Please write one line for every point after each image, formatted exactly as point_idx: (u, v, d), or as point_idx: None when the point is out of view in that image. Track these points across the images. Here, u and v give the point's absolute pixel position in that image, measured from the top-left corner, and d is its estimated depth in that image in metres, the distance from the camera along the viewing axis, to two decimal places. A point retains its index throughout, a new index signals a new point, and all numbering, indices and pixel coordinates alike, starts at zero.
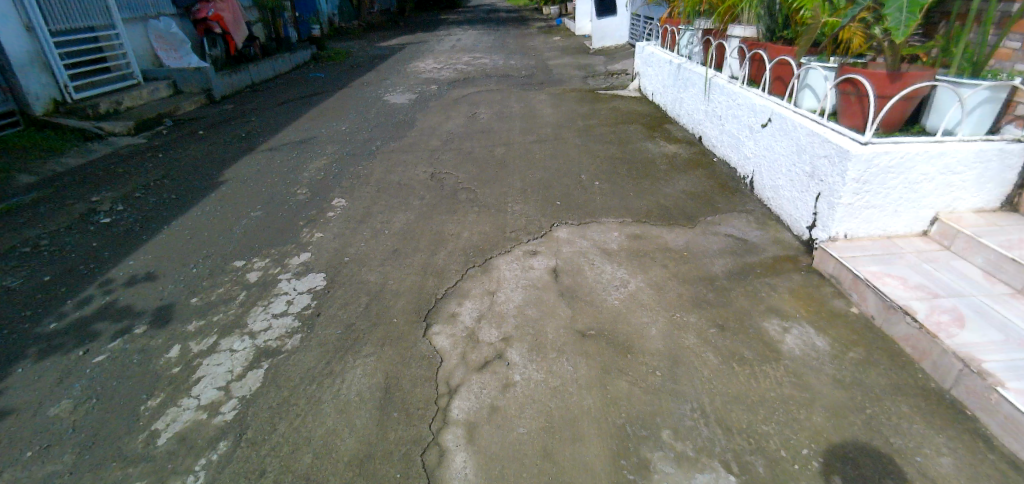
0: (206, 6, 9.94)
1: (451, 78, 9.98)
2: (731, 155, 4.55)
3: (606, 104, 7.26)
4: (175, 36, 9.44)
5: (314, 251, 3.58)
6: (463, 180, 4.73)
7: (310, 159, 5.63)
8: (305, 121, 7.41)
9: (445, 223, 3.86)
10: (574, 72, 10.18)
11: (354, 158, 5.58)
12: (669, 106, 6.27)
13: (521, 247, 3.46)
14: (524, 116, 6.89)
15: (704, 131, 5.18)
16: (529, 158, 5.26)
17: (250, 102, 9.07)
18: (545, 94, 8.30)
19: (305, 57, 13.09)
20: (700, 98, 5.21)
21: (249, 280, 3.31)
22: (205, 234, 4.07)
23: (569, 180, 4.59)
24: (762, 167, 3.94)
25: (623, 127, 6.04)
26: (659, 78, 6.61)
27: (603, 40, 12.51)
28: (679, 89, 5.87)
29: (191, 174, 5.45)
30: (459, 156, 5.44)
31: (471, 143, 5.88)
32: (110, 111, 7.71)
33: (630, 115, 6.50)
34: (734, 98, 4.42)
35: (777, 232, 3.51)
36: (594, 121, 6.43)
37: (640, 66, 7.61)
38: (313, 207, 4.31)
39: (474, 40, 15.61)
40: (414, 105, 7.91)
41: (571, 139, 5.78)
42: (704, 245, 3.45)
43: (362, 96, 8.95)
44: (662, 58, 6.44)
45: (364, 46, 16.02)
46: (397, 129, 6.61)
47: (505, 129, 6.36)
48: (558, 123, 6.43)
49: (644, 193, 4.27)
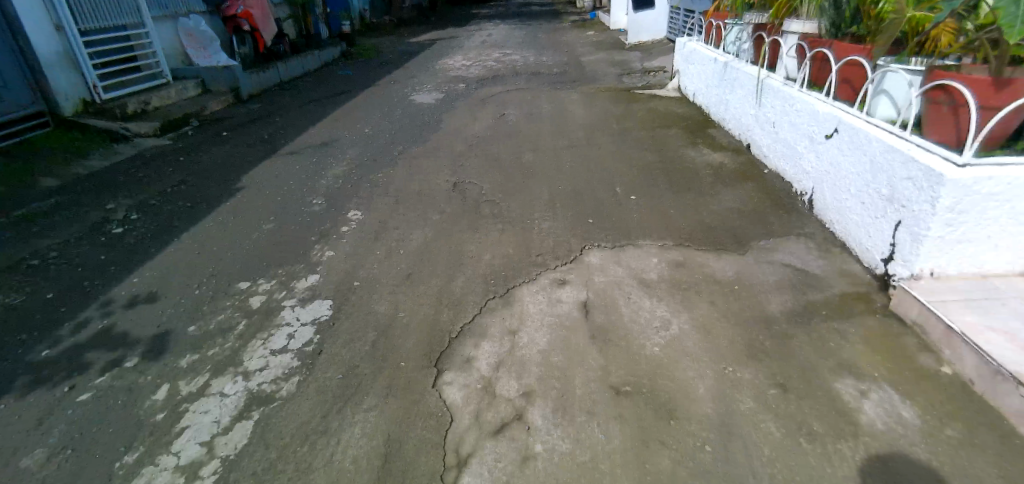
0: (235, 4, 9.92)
1: (480, 76, 9.63)
2: (786, 167, 4.06)
3: (643, 105, 6.79)
4: (205, 34, 9.44)
5: (323, 273, 3.28)
6: (487, 191, 4.38)
7: (329, 164, 5.39)
8: (329, 122, 7.22)
9: (465, 242, 3.52)
10: (608, 69, 9.70)
11: (376, 164, 5.31)
12: (713, 108, 5.77)
13: (547, 275, 3.09)
14: (555, 118, 6.49)
15: (753, 138, 4.69)
16: (559, 166, 4.87)
17: (277, 102, 8.97)
18: (578, 93, 7.88)
19: (335, 54, 13.03)
20: (750, 101, 4.71)
21: (251, 306, 3.03)
22: (213, 247, 3.83)
23: (603, 192, 4.18)
24: (825, 184, 3.46)
25: (662, 132, 5.59)
26: (702, 77, 6.11)
27: (639, 35, 11.94)
28: (725, 90, 5.37)
29: (208, 179, 5.27)
30: (484, 163, 5.09)
31: (498, 147, 5.52)
32: (138, 111, 7.72)
33: (669, 118, 6.04)
34: (790, 103, 3.93)
35: (844, 263, 3.09)
36: (631, 123, 5.99)
37: (680, 64, 7.09)
38: (328, 220, 4.05)
39: (506, 35, 15.23)
40: (440, 105, 7.62)
41: (606, 144, 5.36)
42: (758, 278, 3.02)
43: (389, 95, 8.72)
44: (705, 55, 5.93)
45: (395, 42, 15.85)
46: (421, 132, 6.32)
47: (535, 131, 5.97)
48: (592, 126, 6.01)
49: (689, 209, 3.83)
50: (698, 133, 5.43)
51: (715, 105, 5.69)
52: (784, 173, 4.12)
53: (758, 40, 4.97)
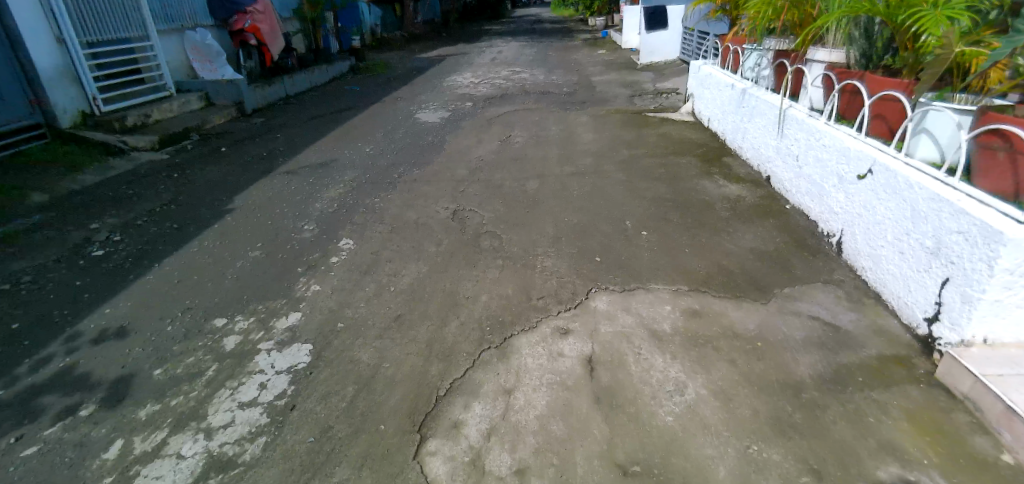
0: (242, 18, 9.81)
1: (487, 95, 9.46)
2: (810, 204, 3.83)
3: (654, 130, 6.56)
4: (211, 48, 9.33)
5: (306, 311, 3.02)
6: (488, 222, 4.15)
7: (326, 187, 5.19)
8: (330, 141, 7.04)
9: (462, 280, 3.27)
10: (619, 90, 9.48)
11: (374, 187, 5.10)
12: (729, 135, 5.54)
13: (548, 322, 2.82)
14: (563, 142, 6.26)
15: (773, 170, 4.46)
16: (565, 195, 4.62)
17: (281, 117, 8.84)
18: (586, 115, 7.67)
19: (343, 69, 12.99)
20: (770, 131, 4.48)
21: (225, 349, 2.76)
22: (194, 277, 3.60)
23: (611, 226, 3.93)
24: (856, 226, 3.22)
25: (674, 160, 5.34)
26: (717, 103, 5.88)
27: (652, 56, 11.72)
28: (743, 117, 5.14)
29: (201, 201, 5.08)
30: (487, 190, 4.86)
31: (502, 173, 5.30)
32: (138, 124, 7.54)
33: (681, 145, 5.79)
34: (817, 137, 3.70)
35: (879, 318, 2.84)
36: (641, 150, 5.75)
37: (695, 87, 6.85)
38: (318, 250, 3.82)
39: (516, 53, 15.12)
40: (445, 125, 7.43)
41: (615, 173, 5.11)
42: (783, 334, 2.74)
43: (394, 112, 8.56)
44: (721, 81, 5.70)
45: (404, 57, 15.80)
46: (424, 153, 6.11)
47: (541, 156, 5.75)
48: (601, 152, 5.78)
49: (705, 248, 3.55)
50: (714, 163, 5.18)
51: (731, 131, 5.46)
52: (807, 209, 3.88)
53: (780, 67, 4.73)
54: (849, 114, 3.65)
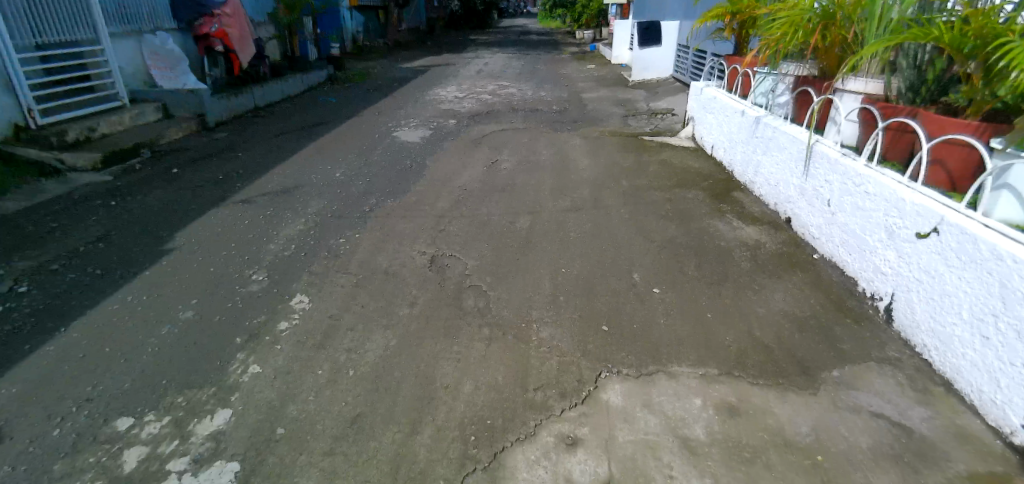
0: (209, 22, 9.03)
1: (472, 111, 8.87)
2: (844, 257, 3.27)
3: (652, 157, 6.05)
4: (173, 53, 8.60)
5: (239, 408, 2.42)
6: (472, 271, 3.53)
7: (286, 222, 4.52)
8: (298, 161, 6.37)
9: (438, 358, 2.65)
10: (612, 110, 8.99)
11: (341, 223, 4.45)
12: (738, 167, 5.05)
13: (549, 428, 2.22)
14: (555, 169, 5.69)
15: (794, 211, 3.93)
16: (561, 235, 4.04)
17: (244, 132, 8.11)
18: (579, 137, 7.13)
19: (321, 77, 12.36)
20: (793, 168, 3.98)
21: (123, 470, 2.16)
22: (106, 348, 2.93)
23: (616, 280, 3.34)
24: (914, 294, 2.63)
25: (678, 195, 4.81)
26: (724, 129, 5.44)
27: (645, 72, 11.38)
28: (756, 149, 4.67)
29: (136, 237, 4.38)
30: (471, 228, 4.25)
31: (487, 206, 4.69)
32: (78, 139, 6.76)
33: (682, 177, 5.28)
34: (856, 181, 3.16)
35: (958, 417, 2.26)
36: (640, 182, 5.20)
37: (698, 111, 6.43)
38: (266, 310, 3.22)
39: (503, 65, 14.61)
40: (426, 145, 6.81)
41: (614, 208, 4.55)
42: (845, 442, 2.16)
43: (370, 129, 7.91)
44: (731, 107, 5.28)
45: (385, 67, 15.16)
46: (401, 180, 5.47)
47: (532, 185, 5.17)
48: (597, 181, 5.21)
49: (730, 312, 2.97)
50: (722, 200, 4.66)
51: (741, 163, 4.97)
52: (839, 262, 3.33)
53: (803, 96, 4.29)
54: (891, 155, 3.16)
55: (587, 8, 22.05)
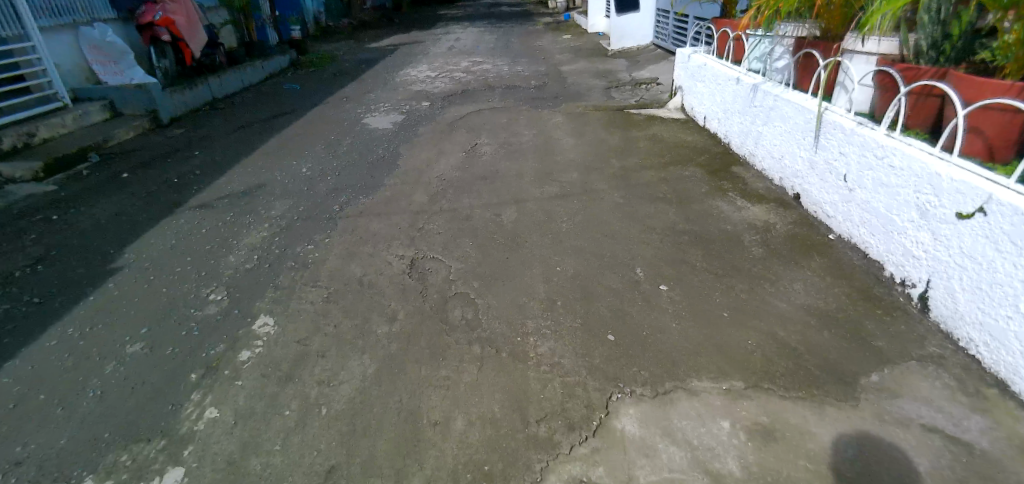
0: (151, 10, 8.42)
1: (447, 91, 8.40)
2: (865, 237, 3.02)
3: (641, 134, 5.70)
4: (114, 46, 7.88)
5: (194, 465, 2.11)
6: (455, 276, 3.19)
7: (248, 228, 4.11)
8: (261, 156, 5.91)
9: (423, 388, 2.32)
10: (593, 82, 8.60)
11: (309, 225, 4.05)
12: (736, 139, 4.78)
13: (558, 471, 1.92)
14: (538, 152, 5.31)
15: (804, 186, 3.68)
16: (551, 228, 3.69)
17: (203, 127, 7.56)
18: (561, 114, 6.75)
19: (283, 64, 11.72)
20: (800, 141, 3.69)
21: None
22: (40, 396, 2.58)
23: (617, 278, 3.02)
24: (956, 282, 2.37)
25: (675, 175, 4.49)
26: (718, 99, 5.16)
27: (623, 40, 10.99)
28: (754, 119, 4.41)
29: (81, 256, 3.97)
30: (452, 224, 3.89)
31: (468, 198, 4.32)
32: (16, 147, 6.25)
33: (677, 155, 4.95)
34: (876, 154, 2.87)
35: (1018, 425, 2.00)
36: (631, 162, 4.86)
37: (686, 80, 6.15)
38: (227, 335, 2.87)
39: (476, 40, 14.02)
40: (399, 132, 6.38)
41: (606, 194, 4.22)
42: (896, 466, 1.88)
43: (339, 116, 7.42)
44: (722, 74, 5.01)
45: (353, 48, 14.47)
46: (373, 173, 5.07)
47: (515, 172, 4.81)
48: (584, 165, 4.87)
49: (747, 310, 2.67)
50: (723, 179, 4.34)
51: (739, 135, 4.71)
52: (859, 243, 3.08)
53: (804, 59, 3.97)
54: (910, 121, 2.88)
55: None
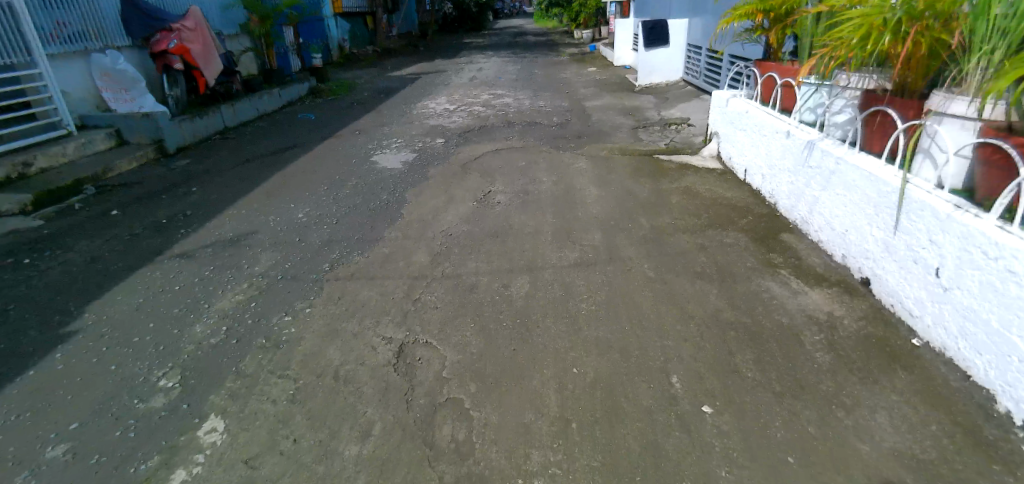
0: (166, 38, 8.21)
1: (464, 127, 8.02)
2: (968, 351, 2.53)
3: (672, 186, 5.17)
4: (125, 73, 7.65)
5: None
6: (450, 371, 2.64)
7: (224, 287, 3.61)
8: (260, 197, 5.51)
9: None
10: (619, 121, 8.12)
11: (292, 286, 3.55)
12: (785, 201, 4.30)
13: None
14: (558, 204, 4.81)
15: (877, 270, 3.17)
16: (569, 309, 3.15)
17: (209, 159, 7.26)
18: (584, 159, 6.27)
19: (301, 91, 11.53)
20: (872, 217, 3.20)
21: None
22: None
23: (649, 392, 2.48)
24: None
25: (713, 245, 3.94)
26: (763, 153, 4.67)
27: (651, 76, 10.48)
28: (809, 182, 3.91)
29: (36, 311, 3.49)
30: (454, 295, 3.36)
31: (475, 261, 3.82)
32: (9, 178, 5.91)
33: (714, 216, 4.40)
34: (985, 253, 2.38)
35: None
36: (662, 223, 4.32)
37: (723, 125, 5.65)
38: (165, 444, 2.32)
39: (499, 70, 13.76)
40: (408, 173, 5.96)
41: (633, 264, 3.67)
42: None
43: (349, 152, 7.06)
44: (769, 125, 4.52)
45: (374, 75, 14.32)
46: (375, 223, 4.62)
47: (530, 229, 4.31)
48: (609, 224, 4.35)
49: (822, 456, 2.16)
50: (771, 254, 3.78)
51: (790, 197, 4.21)
52: (960, 356, 2.58)
53: (873, 117, 3.43)
54: None
55: (585, 6, 21.34)
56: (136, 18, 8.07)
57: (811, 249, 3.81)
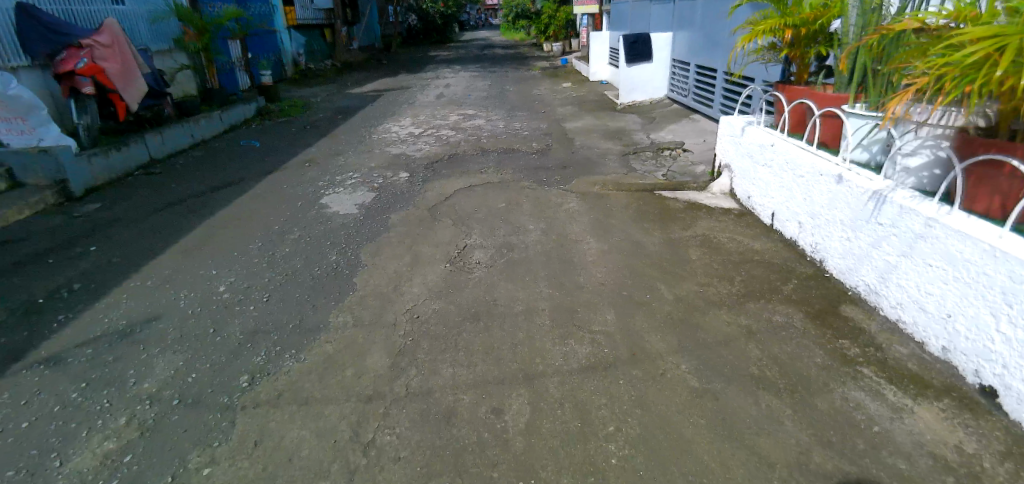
0: (74, 55, 6.96)
1: (431, 157, 7.04)
2: None
3: (687, 234, 4.29)
4: (20, 99, 6.44)
5: None
6: None
7: (93, 427, 2.71)
8: (176, 264, 4.48)
9: None
10: (605, 146, 7.26)
11: (188, 423, 2.65)
12: (838, 261, 3.40)
13: None
14: (550, 267, 3.88)
15: (1008, 380, 2.27)
16: (590, 457, 2.21)
17: (126, 206, 6.10)
18: (572, 196, 5.36)
19: (247, 112, 10.35)
20: (997, 307, 2.29)
21: None
22: None
23: None
24: None
25: (761, 326, 3.03)
26: (800, 197, 3.78)
27: (633, 94, 9.70)
28: (879, 242, 3.01)
29: None
30: (422, 432, 2.42)
31: (451, 364, 2.88)
32: None
33: (750, 281, 3.50)
34: None
35: None
36: (687, 292, 3.41)
37: (736, 158, 4.80)
38: None
39: (469, 87, 12.85)
40: (364, 223, 4.96)
41: (666, 364, 2.73)
42: None
43: (295, 192, 6.01)
44: (807, 165, 3.65)
45: (333, 93, 13.21)
46: (319, 303, 3.62)
47: (518, 308, 3.38)
48: (620, 296, 3.43)
49: None
50: (841, 339, 2.88)
51: (844, 257, 3.33)
52: None
53: (978, 170, 2.58)
54: None
55: (555, 18, 20.79)
56: (34, 31, 6.90)
57: (886, 331, 2.91)
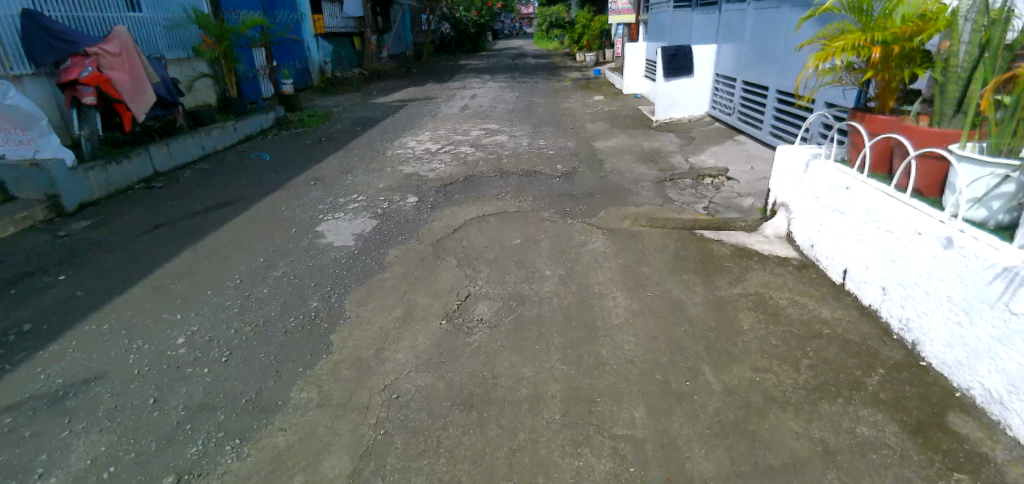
0: (79, 64, 6.59)
1: (445, 178, 6.41)
2: None
3: (736, 291, 3.52)
4: (20, 110, 6.02)
5: None
6: None
7: None
8: (141, 302, 3.93)
9: None
10: (639, 170, 6.50)
11: None
12: (943, 349, 2.61)
13: None
14: (566, 332, 3.18)
15: None
16: None
17: (115, 224, 5.67)
18: (599, 233, 4.63)
19: (265, 123, 9.99)
20: None
21: None
22: None
23: None
24: None
25: (842, 444, 2.28)
26: (885, 256, 2.99)
27: (671, 110, 8.87)
28: (1014, 338, 2.22)
29: None
30: None
31: (426, 478, 2.24)
32: None
33: (822, 368, 2.73)
34: None
35: None
36: (738, 381, 2.67)
37: (797, 197, 4.01)
38: None
39: (495, 99, 12.26)
40: (357, 259, 4.35)
41: None
42: None
43: (292, 216, 5.46)
44: (899, 218, 2.86)
45: (355, 103, 12.81)
46: (284, 368, 3.00)
47: (523, 392, 2.69)
48: (652, 383, 2.70)
49: None
50: (956, 474, 2.11)
51: (952, 346, 2.54)
52: None
53: None
54: None
55: (588, 28, 20.07)
56: (41, 39, 6.53)
57: (1020, 464, 2.13)
